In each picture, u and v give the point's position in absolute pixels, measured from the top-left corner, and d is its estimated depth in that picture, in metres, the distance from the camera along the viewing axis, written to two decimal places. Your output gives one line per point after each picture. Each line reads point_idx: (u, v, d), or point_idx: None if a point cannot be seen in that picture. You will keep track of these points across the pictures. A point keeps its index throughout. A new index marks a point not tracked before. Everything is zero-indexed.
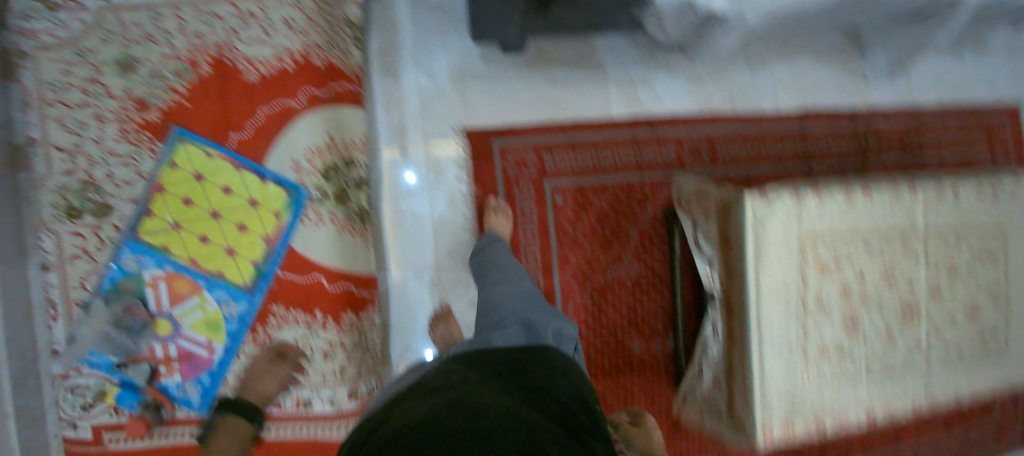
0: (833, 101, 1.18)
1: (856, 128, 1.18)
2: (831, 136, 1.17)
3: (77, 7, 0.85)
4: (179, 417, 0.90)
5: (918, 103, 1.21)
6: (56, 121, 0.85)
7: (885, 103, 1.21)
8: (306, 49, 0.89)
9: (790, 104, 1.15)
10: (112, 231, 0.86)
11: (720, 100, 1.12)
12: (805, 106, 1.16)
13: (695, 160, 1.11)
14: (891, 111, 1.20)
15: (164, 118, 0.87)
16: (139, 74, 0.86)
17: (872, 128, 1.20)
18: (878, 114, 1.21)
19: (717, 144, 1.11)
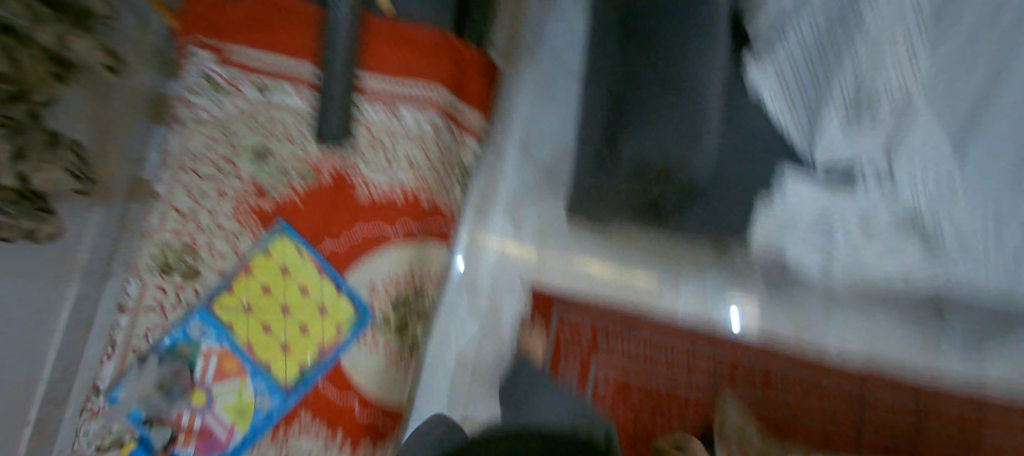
0: (902, 364, 1.07)
1: (918, 402, 1.06)
2: (891, 402, 1.07)
3: (238, 94, 0.94)
4: None
5: (988, 393, 1.05)
6: (183, 186, 0.93)
7: (956, 382, 1.06)
8: (417, 185, 0.96)
9: (856, 353, 1.08)
10: (191, 295, 0.91)
11: (788, 331, 1.09)
12: (872, 361, 1.08)
13: (745, 384, 1.08)
14: (961, 391, 1.06)
15: (276, 210, 0.95)
16: (269, 166, 0.95)
17: (938, 406, 1.06)
18: (948, 392, 1.06)
19: (773, 378, 1.07)
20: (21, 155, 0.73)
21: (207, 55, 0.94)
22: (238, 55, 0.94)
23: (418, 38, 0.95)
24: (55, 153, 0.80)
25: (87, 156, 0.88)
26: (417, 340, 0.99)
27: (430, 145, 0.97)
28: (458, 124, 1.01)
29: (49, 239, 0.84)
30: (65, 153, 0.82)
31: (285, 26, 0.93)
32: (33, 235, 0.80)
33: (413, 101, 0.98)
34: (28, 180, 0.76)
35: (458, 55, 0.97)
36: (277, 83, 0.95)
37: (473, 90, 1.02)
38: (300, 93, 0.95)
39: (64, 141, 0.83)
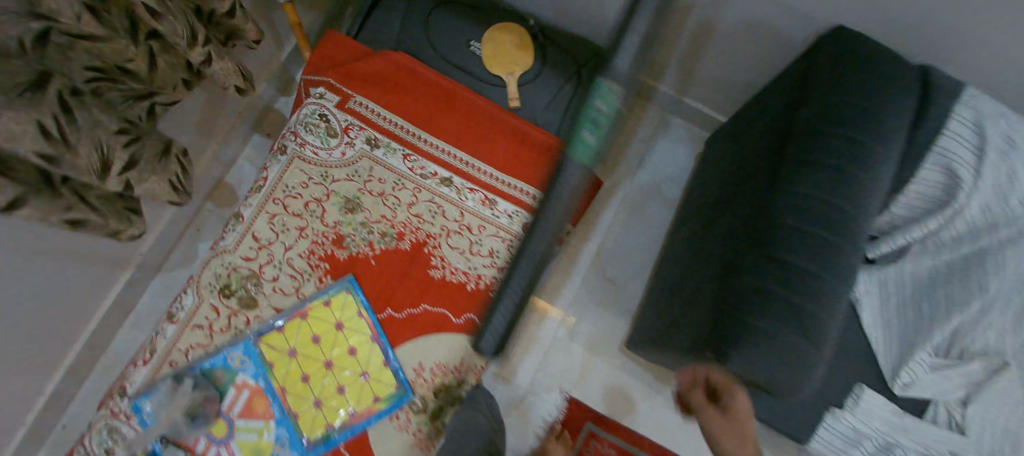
0: None
1: None
2: None
3: (349, 142, 0.97)
4: None
5: None
6: (268, 215, 0.92)
7: None
8: (493, 279, 0.93)
9: None
10: (242, 324, 0.89)
11: None
12: None
13: None
14: None
15: (347, 264, 0.93)
16: (355, 218, 0.95)
17: None
18: None
19: None
20: (131, 165, 0.72)
21: (332, 99, 0.98)
22: (362, 107, 0.99)
23: (537, 139, 1.00)
24: (164, 163, 0.79)
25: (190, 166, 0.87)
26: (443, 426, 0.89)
27: (516, 243, 0.95)
28: (545, 226, 1.02)
29: (129, 238, 0.83)
30: (172, 165, 0.81)
31: (415, 98, 1.00)
32: (116, 233, 0.80)
33: (513, 196, 0.98)
34: (131, 187, 0.75)
35: None
36: (388, 142, 0.98)
37: None
38: (406, 158, 0.98)
39: (174, 150, 0.82)
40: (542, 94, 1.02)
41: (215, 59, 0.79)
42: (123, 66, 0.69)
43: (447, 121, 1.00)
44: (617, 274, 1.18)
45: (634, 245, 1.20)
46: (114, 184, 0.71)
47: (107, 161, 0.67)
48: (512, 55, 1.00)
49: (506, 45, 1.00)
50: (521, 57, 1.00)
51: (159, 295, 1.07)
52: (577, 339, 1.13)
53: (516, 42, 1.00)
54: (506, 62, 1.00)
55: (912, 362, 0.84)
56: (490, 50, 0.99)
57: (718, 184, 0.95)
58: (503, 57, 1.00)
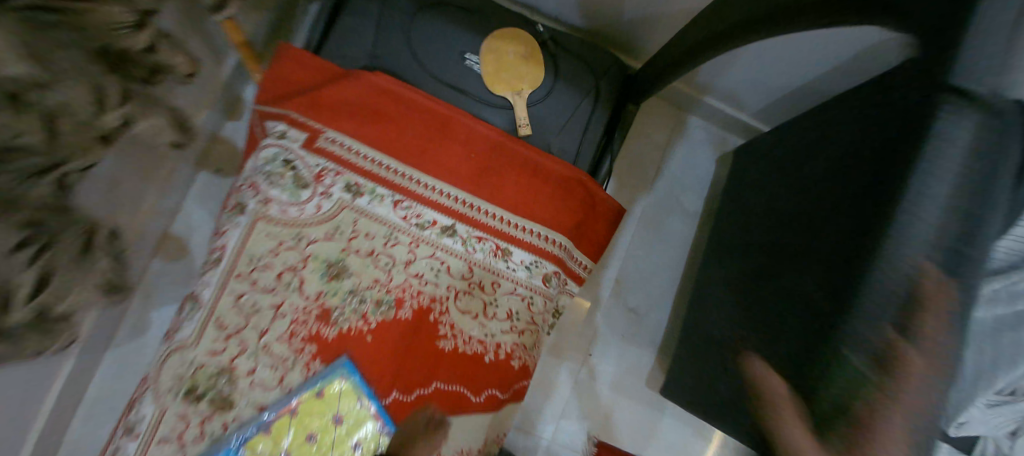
0: None
1: None
2: None
3: (325, 192, 0.79)
4: None
5: None
6: (232, 297, 0.75)
7: None
8: (513, 345, 0.81)
9: None
10: (219, 429, 0.72)
11: None
12: None
13: None
14: None
15: (338, 342, 0.78)
16: (342, 285, 0.78)
17: None
18: None
19: None
20: (44, 283, 0.53)
21: (297, 137, 0.78)
22: (336, 144, 0.79)
23: (552, 171, 0.83)
24: (89, 261, 0.61)
25: (122, 251, 0.69)
26: None
27: (537, 299, 0.83)
28: (566, 271, 0.88)
29: (58, 350, 0.65)
30: (100, 260, 0.63)
31: (401, 129, 0.82)
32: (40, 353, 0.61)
33: (527, 242, 0.83)
34: (49, 307, 0.56)
35: (590, 200, 0.87)
36: (373, 187, 0.80)
37: (590, 233, 0.90)
38: (397, 205, 0.81)
39: (99, 240, 0.63)
40: (558, 115, 0.86)
41: (138, 119, 0.59)
42: (9, 146, 0.45)
43: (441, 157, 0.83)
44: (638, 303, 1.07)
45: (655, 268, 1.09)
46: (23, 316, 0.52)
47: (8, 297, 0.49)
48: (519, 67, 0.83)
49: (510, 56, 0.83)
50: (529, 68, 0.83)
51: (111, 379, 0.88)
52: (600, 378, 1.04)
53: (522, 52, 0.83)
54: (512, 78, 0.83)
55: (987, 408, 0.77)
56: (490, 64, 0.82)
57: (760, 215, 0.83)
58: (509, 72, 0.83)
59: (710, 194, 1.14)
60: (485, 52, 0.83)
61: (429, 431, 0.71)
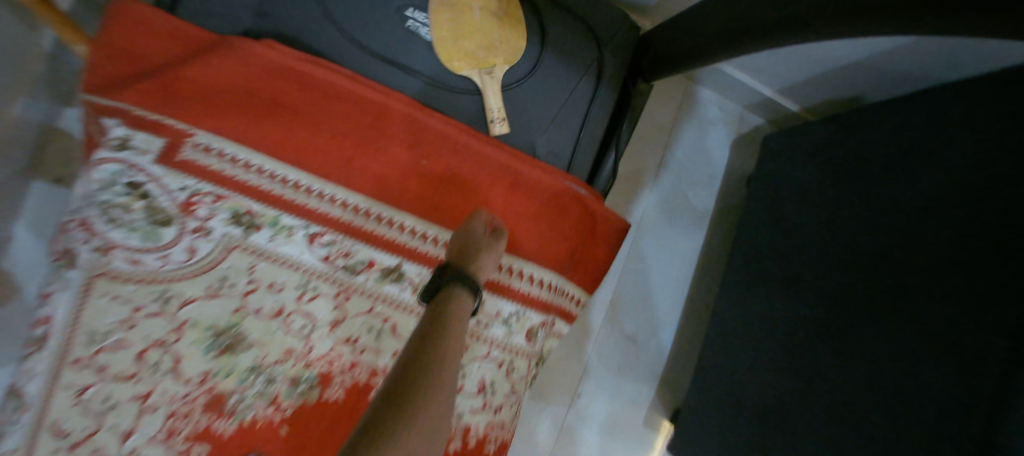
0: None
1: None
2: None
3: (199, 228, 0.53)
4: None
5: None
6: (69, 392, 0.51)
7: None
8: (488, 427, 0.59)
9: None
10: None
11: None
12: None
13: None
14: None
15: (238, 441, 0.54)
16: (238, 360, 0.55)
17: None
18: None
19: None
20: None
21: (148, 146, 0.52)
22: (211, 154, 0.53)
23: (537, 184, 0.60)
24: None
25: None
26: None
27: (517, 362, 0.62)
28: (558, 313, 0.65)
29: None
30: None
31: (314, 127, 0.55)
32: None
33: (504, 287, 0.61)
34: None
35: (588, 218, 0.64)
36: (274, 214, 0.55)
37: (588, 261, 0.67)
38: (314, 242, 0.56)
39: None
40: (543, 103, 0.60)
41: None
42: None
43: (376, 165, 0.57)
44: (638, 328, 0.85)
45: (661, 282, 0.86)
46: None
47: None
48: (488, 33, 0.56)
49: (475, 16, 0.56)
50: (504, 36, 0.57)
51: None
52: (590, 421, 0.82)
53: (492, 11, 0.56)
54: (478, 48, 0.56)
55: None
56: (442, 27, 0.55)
57: (831, 253, 0.63)
58: (473, 41, 0.56)
59: (729, 190, 0.90)
60: (436, 9, 0.55)
61: (491, 238, 0.56)
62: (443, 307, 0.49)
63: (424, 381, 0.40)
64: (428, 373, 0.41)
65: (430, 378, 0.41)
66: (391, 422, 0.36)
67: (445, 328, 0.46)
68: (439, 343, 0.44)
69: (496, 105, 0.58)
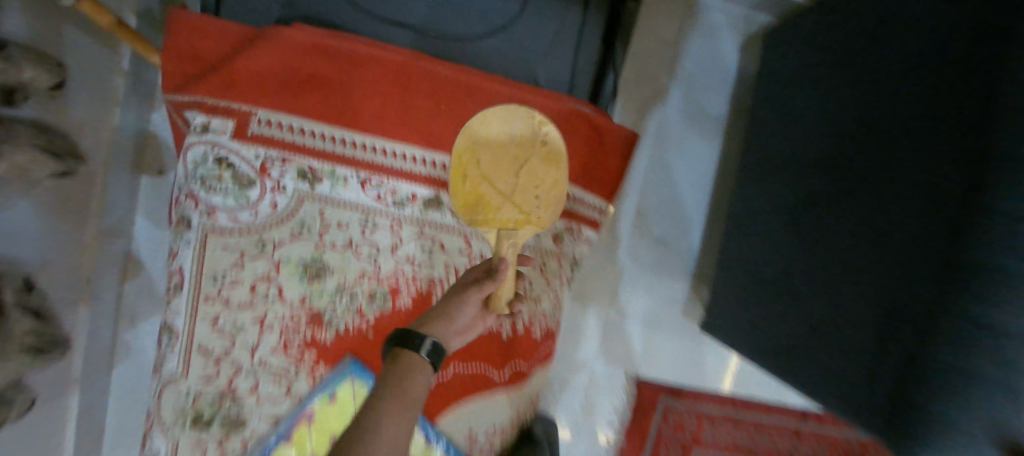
0: None
1: None
2: None
3: (275, 187, 0.66)
4: None
5: None
6: (208, 322, 0.67)
7: None
8: (531, 315, 0.74)
9: None
10: (240, 448, 0.71)
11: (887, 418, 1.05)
12: None
13: None
14: None
15: (340, 345, 0.71)
16: (325, 285, 0.69)
17: None
18: None
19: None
20: None
21: (223, 128, 0.64)
22: (273, 127, 0.65)
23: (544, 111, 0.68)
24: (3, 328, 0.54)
25: (44, 305, 0.61)
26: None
27: (548, 261, 0.76)
28: (575, 217, 0.75)
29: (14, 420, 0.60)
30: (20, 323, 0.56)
31: (347, 91, 0.65)
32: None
33: None
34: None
35: (596, 136, 0.72)
36: (332, 168, 0.67)
37: (602, 173, 0.75)
38: (365, 185, 0.68)
39: (8, 299, 0.55)
40: (536, 38, 0.67)
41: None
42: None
43: (403, 117, 0.67)
44: (664, 231, 0.92)
45: (680, 188, 0.92)
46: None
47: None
48: (494, 182, 0.63)
49: (515, 156, 0.63)
50: (462, 185, 0.63)
51: (127, 410, 0.85)
52: (631, 318, 0.94)
53: (479, 160, 0.63)
54: (507, 212, 0.63)
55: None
56: (551, 173, 0.64)
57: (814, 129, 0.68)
58: (523, 184, 0.63)
59: (740, 93, 0.92)
60: (556, 157, 0.64)
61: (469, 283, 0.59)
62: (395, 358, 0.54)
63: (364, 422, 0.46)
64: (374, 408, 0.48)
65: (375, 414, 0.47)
66: None
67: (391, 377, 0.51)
68: (388, 382, 0.50)
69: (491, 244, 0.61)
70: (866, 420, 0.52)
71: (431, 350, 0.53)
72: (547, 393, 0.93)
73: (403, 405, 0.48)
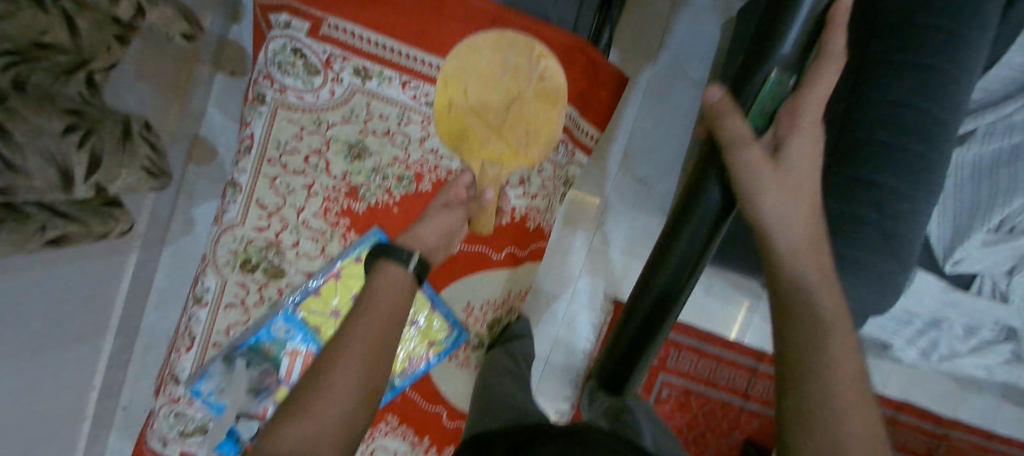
0: (931, 402, 1.24)
1: (936, 432, 1.23)
2: (913, 431, 1.23)
3: (335, 78, 0.83)
4: None
5: (990, 429, 1.24)
6: (268, 180, 0.83)
7: (969, 418, 1.24)
8: (527, 209, 0.88)
9: (894, 391, 1.23)
10: (275, 294, 0.86)
11: None
12: (904, 396, 1.23)
13: None
14: (970, 426, 1.24)
15: (368, 216, 0.86)
16: (364, 164, 0.85)
17: (948, 434, 1.24)
18: (960, 425, 1.24)
19: None
20: (95, 166, 0.64)
21: (301, 27, 0.81)
22: (339, 31, 0.81)
23: (553, 40, 0.81)
24: (130, 147, 0.70)
25: (160, 143, 0.77)
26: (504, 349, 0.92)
27: (546, 166, 0.88)
28: (573, 139, 0.90)
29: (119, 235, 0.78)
30: (140, 147, 0.72)
31: (400, 7, 0.81)
32: (104, 235, 0.74)
33: None
34: (103, 186, 0.68)
35: (592, 68, 0.85)
36: (380, 70, 0.83)
37: (595, 102, 0.90)
38: (405, 86, 0.84)
39: (135, 129, 0.72)
40: None
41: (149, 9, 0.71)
42: (42, 42, 0.58)
43: (441, 34, 0.83)
44: (647, 171, 1.07)
45: (664, 135, 1.07)
46: (84, 191, 0.65)
47: (67, 170, 0.60)
48: (480, 114, 0.80)
49: (505, 89, 0.79)
50: (450, 113, 0.80)
51: (173, 271, 1.00)
52: (613, 243, 1.08)
53: (466, 92, 0.79)
54: (490, 142, 0.80)
55: (964, 245, 0.91)
56: (543, 112, 0.80)
57: None
58: (512, 119, 0.80)
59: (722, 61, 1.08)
60: (546, 94, 0.80)
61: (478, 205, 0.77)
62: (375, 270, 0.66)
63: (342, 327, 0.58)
64: (349, 316, 0.59)
65: (350, 318, 0.59)
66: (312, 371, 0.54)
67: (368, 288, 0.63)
68: (363, 297, 0.62)
69: (476, 170, 0.80)
70: None
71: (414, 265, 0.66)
72: (534, 299, 1.09)
73: (379, 354, 0.57)
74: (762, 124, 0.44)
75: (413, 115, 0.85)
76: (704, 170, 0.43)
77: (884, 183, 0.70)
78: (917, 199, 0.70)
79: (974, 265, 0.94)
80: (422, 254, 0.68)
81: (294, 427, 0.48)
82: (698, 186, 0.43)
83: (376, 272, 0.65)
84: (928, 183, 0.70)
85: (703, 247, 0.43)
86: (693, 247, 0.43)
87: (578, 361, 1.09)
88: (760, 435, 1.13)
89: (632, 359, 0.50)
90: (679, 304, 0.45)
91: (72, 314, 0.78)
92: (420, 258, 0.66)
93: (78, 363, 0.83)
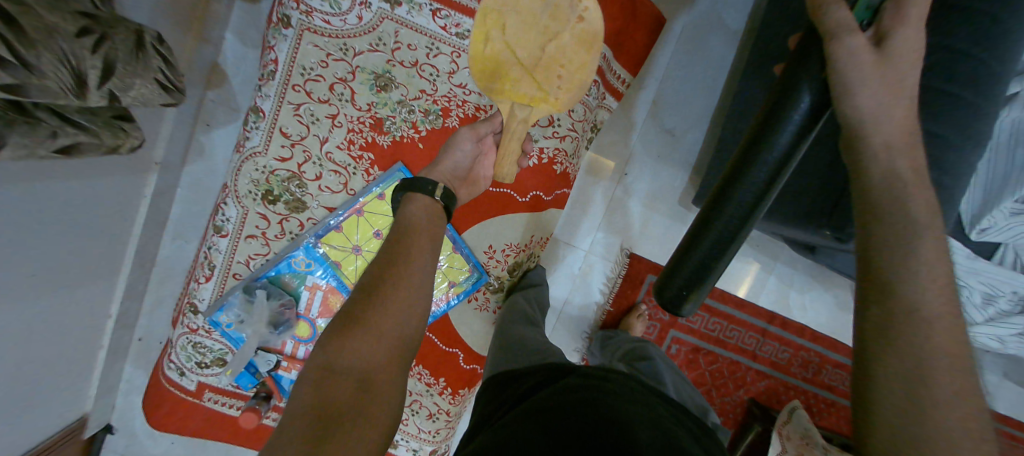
0: None
1: None
2: None
3: (363, 2, 0.78)
4: (229, 388, 0.89)
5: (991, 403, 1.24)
6: (291, 107, 0.80)
7: None
8: (555, 151, 0.86)
9: None
10: (296, 227, 0.84)
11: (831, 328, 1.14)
12: None
13: (801, 369, 1.14)
14: None
15: (393, 151, 0.84)
16: (390, 96, 0.82)
17: None
18: None
19: (826, 367, 1.13)
20: (110, 72, 0.57)
21: None
22: None
23: None
24: (143, 59, 0.62)
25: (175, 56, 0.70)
26: (527, 287, 0.92)
27: (576, 107, 0.85)
28: (604, 82, 0.88)
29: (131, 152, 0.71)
30: (153, 59, 0.64)
31: None
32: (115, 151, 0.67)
33: None
34: (117, 98, 0.60)
35: (631, 5, 0.82)
36: None
37: (629, 43, 0.86)
38: (436, 15, 0.80)
39: (149, 38, 0.64)
40: None
41: None
42: None
43: None
44: (675, 123, 1.05)
45: (695, 87, 1.04)
46: (98, 100, 0.58)
47: (81, 74, 0.54)
48: (515, 52, 0.66)
49: (543, 29, 0.66)
50: (484, 48, 0.66)
51: (189, 203, 0.98)
52: (635, 196, 1.06)
53: (504, 26, 0.66)
54: (521, 90, 0.68)
55: (992, 213, 0.87)
56: (580, 55, 0.67)
57: None
58: (547, 60, 0.67)
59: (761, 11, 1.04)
60: (589, 37, 0.66)
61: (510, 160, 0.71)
62: (407, 200, 0.68)
63: (384, 250, 0.63)
64: (392, 240, 0.63)
65: (392, 243, 0.63)
66: (359, 293, 0.58)
67: (403, 216, 0.67)
68: (401, 225, 0.65)
69: (504, 114, 0.69)
70: (821, 218, 0.67)
71: (443, 195, 0.69)
72: (552, 249, 1.07)
73: (421, 276, 0.62)
74: (868, 18, 0.51)
75: (445, 45, 0.82)
76: (789, 79, 0.48)
77: (931, 131, 0.67)
78: (963, 150, 0.67)
79: (1001, 236, 0.90)
80: (445, 186, 0.70)
81: (350, 340, 0.53)
82: (788, 89, 0.48)
83: (409, 198, 0.68)
84: (974, 134, 0.68)
85: (785, 151, 0.46)
86: (779, 146, 0.46)
87: (592, 312, 1.09)
88: (764, 397, 1.14)
89: (700, 276, 0.50)
90: (762, 205, 0.47)
91: (90, 236, 0.76)
92: (446, 190, 0.69)
93: (96, 287, 0.82)
